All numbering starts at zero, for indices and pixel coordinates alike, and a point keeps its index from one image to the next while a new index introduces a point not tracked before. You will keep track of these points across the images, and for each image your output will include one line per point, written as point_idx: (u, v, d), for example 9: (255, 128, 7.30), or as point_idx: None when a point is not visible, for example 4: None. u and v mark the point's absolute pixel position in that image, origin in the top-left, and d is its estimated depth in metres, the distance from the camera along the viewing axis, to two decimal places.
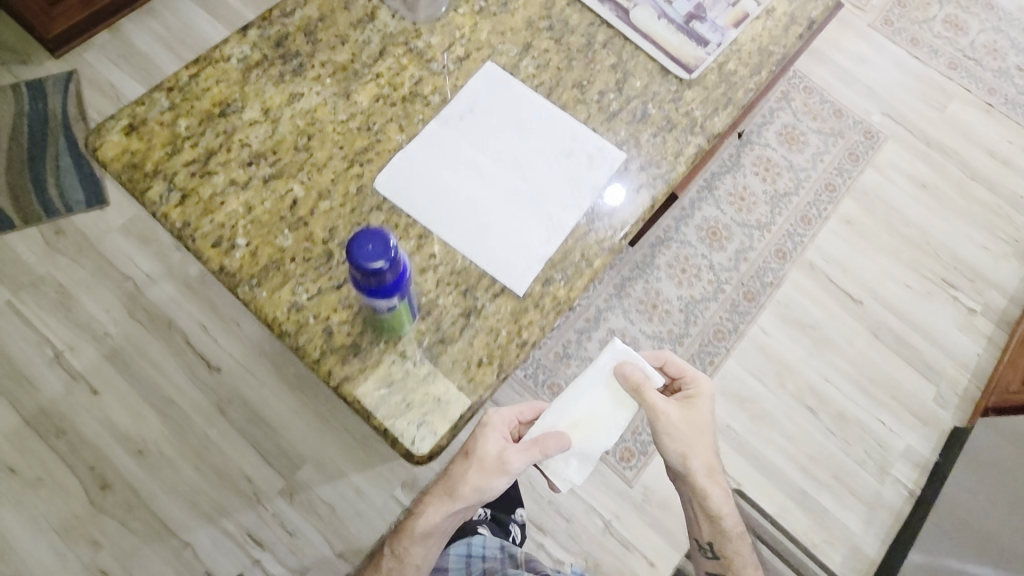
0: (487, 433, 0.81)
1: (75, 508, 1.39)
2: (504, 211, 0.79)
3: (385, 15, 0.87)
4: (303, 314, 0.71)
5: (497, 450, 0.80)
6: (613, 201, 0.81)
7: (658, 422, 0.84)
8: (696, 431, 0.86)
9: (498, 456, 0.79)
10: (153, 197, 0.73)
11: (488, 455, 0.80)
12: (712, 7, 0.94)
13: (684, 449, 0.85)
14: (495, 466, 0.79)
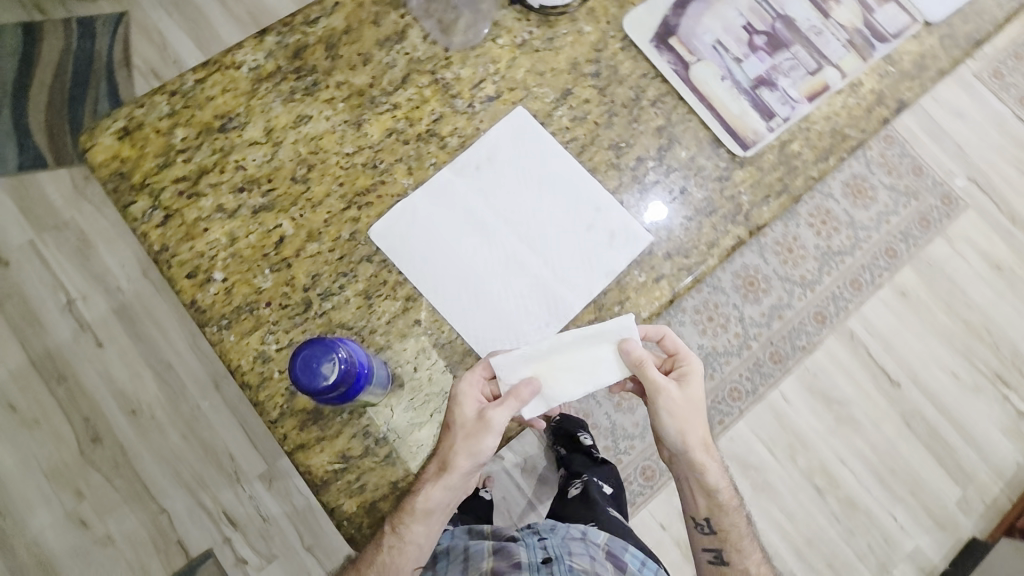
0: (458, 401, 0.65)
1: (65, 455, 1.45)
2: (506, 284, 0.72)
3: (416, 35, 0.78)
4: (269, 367, 0.67)
5: (474, 414, 0.65)
6: (654, 218, 0.76)
7: (656, 400, 0.72)
8: (691, 406, 0.75)
9: (478, 418, 0.65)
10: (137, 213, 0.69)
11: (464, 419, 0.65)
12: (787, 74, 0.82)
13: (682, 424, 0.74)
14: (478, 433, 0.65)
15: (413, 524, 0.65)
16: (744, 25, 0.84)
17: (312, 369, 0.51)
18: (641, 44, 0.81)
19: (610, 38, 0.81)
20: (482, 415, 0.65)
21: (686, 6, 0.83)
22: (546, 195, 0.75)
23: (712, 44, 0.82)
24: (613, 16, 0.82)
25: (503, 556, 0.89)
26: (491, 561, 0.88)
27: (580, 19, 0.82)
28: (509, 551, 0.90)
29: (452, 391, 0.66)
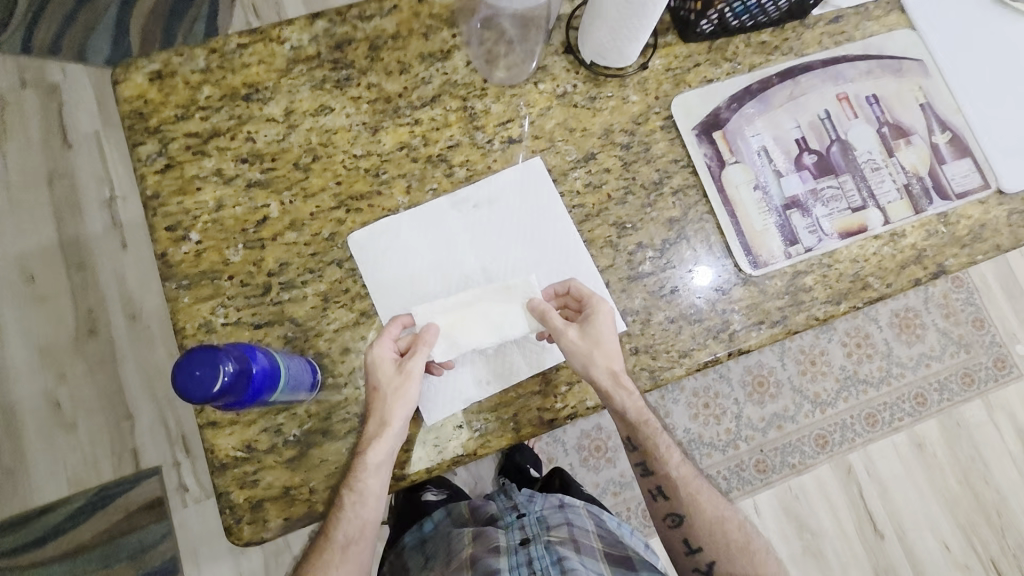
0: (375, 360, 0.65)
1: (62, 337, 1.53)
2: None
3: (460, 58, 0.78)
4: (211, 337, 0.67)
5: (394, 369, 0.65)
6: (701, 280, 0.74)
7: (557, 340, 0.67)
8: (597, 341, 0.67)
9: (398, 372, 0.64)
10: (142, 155, 0.71)
11: (387, 374, 0.65)
12: (826, 202, 0.77)
13: (587, 359, 0.66)
14: (399, 388, 0.64)
15: (368, 477, 0.63)
16: (797, 138, 0.79)
17: (197, 382, 0.48)
18: (683, 129, 0.78)
19: (653, 114, 0.79)
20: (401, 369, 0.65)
21: (742, 103, 0.80)
22: (532, 251, 0.73)
23: (757, 149, 0.78)
24: (664, 92, 0.79)
25: (481, 538, 0.86)
26: (469, 547, 0.85)
27: (629, 86, 0.79)
28: (487, 533, 0.87)
29: (367, 357, 0.66)
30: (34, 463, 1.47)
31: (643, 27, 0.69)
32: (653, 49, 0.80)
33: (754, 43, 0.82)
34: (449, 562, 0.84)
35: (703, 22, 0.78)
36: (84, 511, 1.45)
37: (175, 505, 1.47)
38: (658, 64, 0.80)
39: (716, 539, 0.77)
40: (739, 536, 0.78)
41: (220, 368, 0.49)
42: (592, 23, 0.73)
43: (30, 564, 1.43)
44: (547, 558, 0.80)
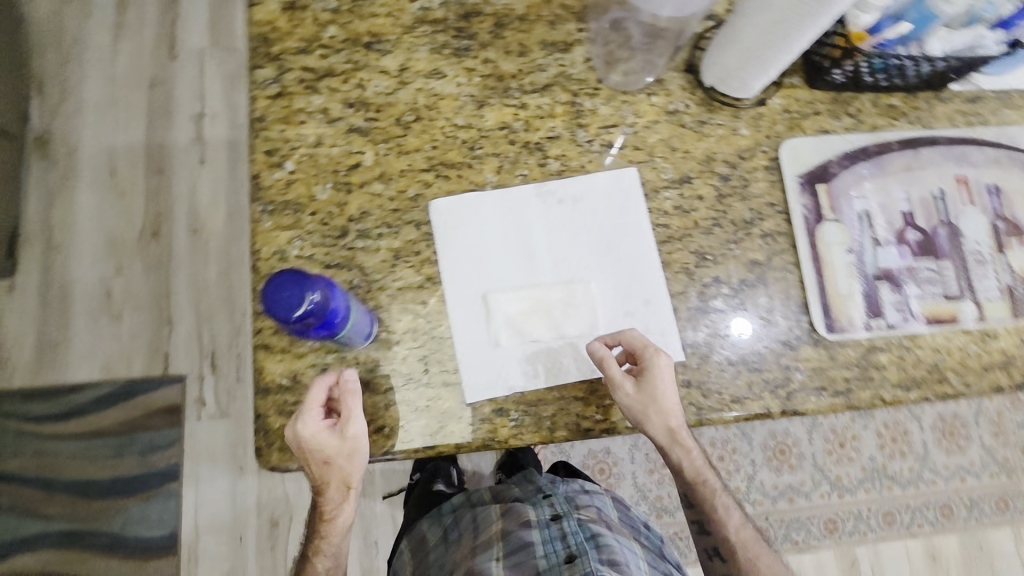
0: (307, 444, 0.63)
1: (128, 233, 1.60)
2: (517, 318, 0.69)
3: (580, 54, 0.77)
4: (281, 266, 0.69)
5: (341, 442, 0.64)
6: (739, 331, 0.71)
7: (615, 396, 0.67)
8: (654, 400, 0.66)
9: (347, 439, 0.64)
10: (258, 78, 0.73)
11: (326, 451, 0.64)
12: (920, 283, 0.73)
13: (639, 416, 0.66)
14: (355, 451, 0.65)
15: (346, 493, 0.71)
16: (904, 211, 0.75)
17: (284, 301, 0.53)
18: (787, 174, 0.75)
19: (759, 152, 0.76)
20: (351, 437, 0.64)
21: (855, 162, 0.76)
22: (606, 259, 0.72)
23: (860, 212, 0.75)
24: (776, 133, 0.77)
25: (510, 513, 0.88)
26: (500, 521, 0.87)
27: (742, 119, 0.77)
28: (515, 508, 0.88)
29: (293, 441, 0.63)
30: (75, 343, 1.54)
31: (780, 59, 0.67)
32: (775, 87, 0.77)
33: (881, 105, 0.79)
34: (479, 540, 0.86)
35: (835, 71, 0.75)
36: (108, 399, 1.51)
37: (190, 417, 1.51)
38: (777, 104, 0.78)
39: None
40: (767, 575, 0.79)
41: (305, 295, 0.54)
42: (721, 48, 0.70)
43: (48, 434, 1.49)
44: (581, 532, 0.80)
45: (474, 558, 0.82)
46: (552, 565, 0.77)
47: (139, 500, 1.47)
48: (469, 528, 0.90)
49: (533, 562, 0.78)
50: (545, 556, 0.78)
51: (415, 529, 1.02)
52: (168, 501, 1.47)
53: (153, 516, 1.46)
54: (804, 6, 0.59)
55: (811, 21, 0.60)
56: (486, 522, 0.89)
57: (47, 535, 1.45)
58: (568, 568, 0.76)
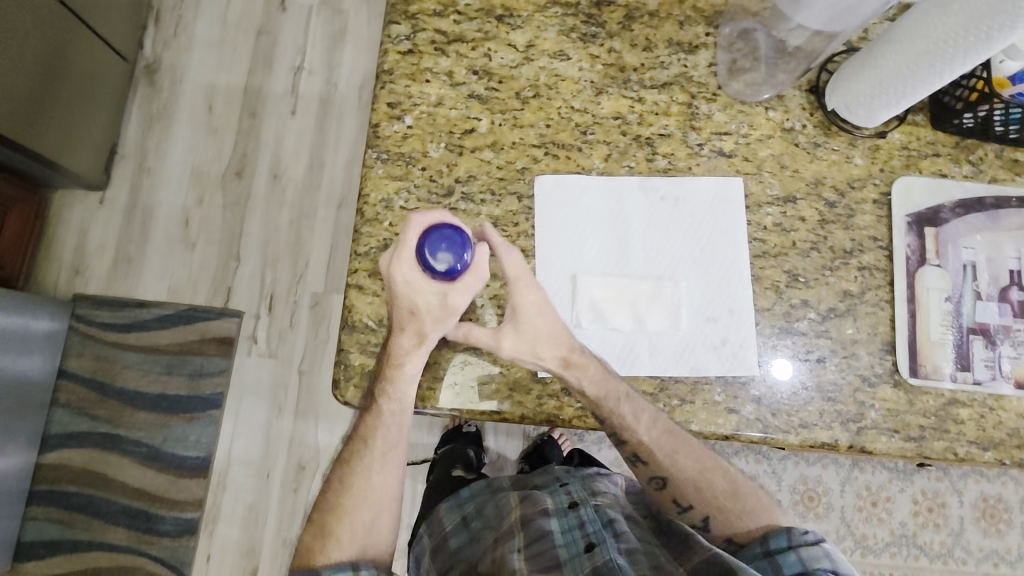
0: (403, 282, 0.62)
1: (215, 167, 1.68)
2: (602, 304, 0.70)
3: (704, 58, 0.77)
4: (386, 214, 0.71)
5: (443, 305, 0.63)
6: (779, 372, 0.69)
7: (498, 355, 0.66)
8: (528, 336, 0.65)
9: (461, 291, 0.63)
10: (393, 33, 0.76)
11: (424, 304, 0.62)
12: (1016, 344, 0.71)
13: (528, 361, 0.66)
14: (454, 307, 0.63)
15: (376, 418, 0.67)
16: (1012, 270, 0.73)
17: (436, 249, 0.60)
18: (896, 211, 0.74)
19: (870, 184, 0.75)
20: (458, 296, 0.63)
21: (969, 211, 0.74)
22: (699, 263, 0.72)
23: (965, 263, 0.73)
24: (890, 168, 0.76)
25: (530, 503, 0.84)
26: (519, 509, 0.83)
27: (857, 148, 0.76)
28: (534, 496, 0.85)
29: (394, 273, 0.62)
30: (149, 261, 1.62)
31: (916, 94, 0.66)
32: (898, 122, 0.76)
33: (1005, 158, 0.77)
34: (500, 528, 0.82)
35: (965, 115, 0.73)
36: (169, 319, 1.58)
37: (241, 350, 1.58)
38: (896, 139, 0.76)
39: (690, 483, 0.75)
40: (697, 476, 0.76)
41: (455, 252, 0.60)
42: (857, 72, 0.69)
43: (110, 342, 1.57)
44: (598, 520, 0.79)
45: (497, 548, 0.77)
46: (574, 555, 0.75)
47: (182, 419, 1.53)
48: (493, 516, 0.86)
49: (554, 551, 0.75)
50: (565, 544, 0.76)
51: (433, 515, 0.97)
52: (207, 425, 1.53)
53: (191, 436, 1.52)
54: (961, 40, 0.58)
55: (962, 57, 0.59)
56: (507, 512, 0.84)
57: (93, 435, 1.52)
58: (588, 558, 0.74)
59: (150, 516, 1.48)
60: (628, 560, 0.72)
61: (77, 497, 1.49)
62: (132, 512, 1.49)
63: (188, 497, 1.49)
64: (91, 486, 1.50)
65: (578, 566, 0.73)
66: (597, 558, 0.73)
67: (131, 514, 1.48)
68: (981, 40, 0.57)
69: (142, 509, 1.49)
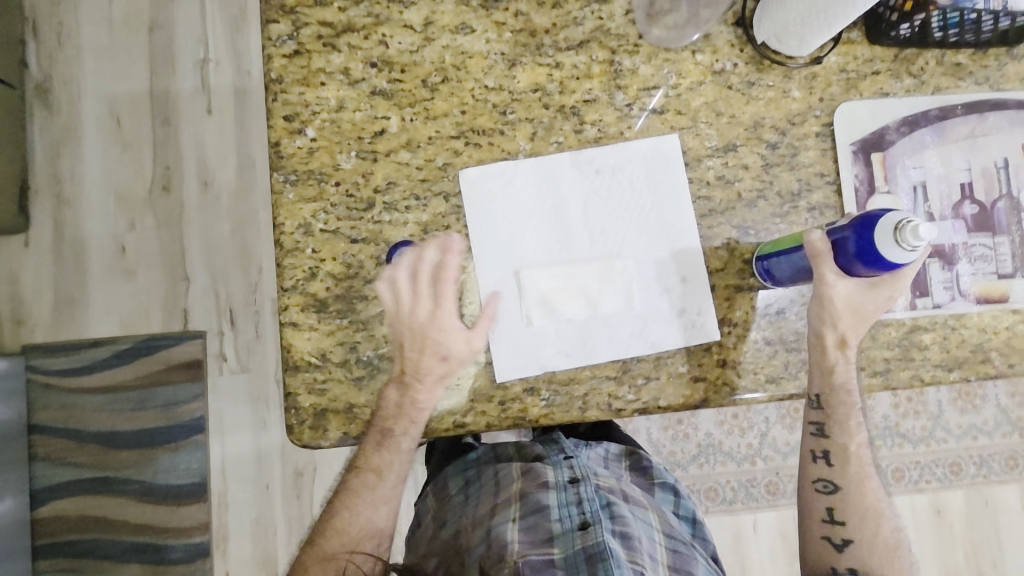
0: (437, 328, 0.65)
1: (138, 187, 1.56)
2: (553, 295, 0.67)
3: (619, 6, 0.71)
4: (306, 240, 0.66)
5: (454, 343, 0.65)
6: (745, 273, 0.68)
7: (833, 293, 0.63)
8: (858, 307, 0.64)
9: (465, 349, 0.65)
10: (273, 34, 0.67)
11: (449, 349, 0.65)
12: (973, 260, 0.70)
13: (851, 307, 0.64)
14: (443, 365, 0.64)
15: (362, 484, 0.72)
16: (963, 183, 0.71)
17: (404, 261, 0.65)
18: (840, 141, 0.70)
19: (811, 117, 0.71)
20: (453, 353, 0.65)
21: (916, 128, 0.71)
22: (646, 234, 0.68)
23: (914, 184, 0.70)
24: (830, 96, 0.71)
25: (530, 475, 0.83)
26: (519, 481, 0.83)
27: (794, 80, 0.71)
28: (536, 469, 0.84)
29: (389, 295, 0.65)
30: (93, 297, 1.54)
31: (844, 18, 0.60)
32: (833, 43, 0.71)
33: (947, 63, 0.72)
34: (498, 495, 0.82)
35: (902, 26, 0.69)
36: (129, 353, 1.52)
37: (212, 370, 1.53)
38: (833, 62, 0.71)
39: (866, 515, 0.73)
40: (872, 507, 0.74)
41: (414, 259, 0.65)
42: (779, 4, 0.64)
43: (74, 387, 1.51)
44: (597, 499, 0.78)
45: (493, 517, 0.78)
46: (567, 530, 0.75)
47: (168, 449, 1.51)
48: (490, 483, 0.85)
49: (548, 525, 0.76)
50: (560, 519, 0.76)
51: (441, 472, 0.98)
52: (195, 451, 1.51)
53: (181, 464, 1.51)
54: None
55: None
56: (507, 482, 0.83)
57: (80, 480, 1.50)
58: (580, 535, 0.74)
59: (159, 548, 1.49)
60: (621, 544, 0.73)
61: (81, 543, 1.48)
62: (140, 547, 1.49)
63: (193, 523, 1.50)
64: (90, 531, 1.49)
65: (570, 543, 0.74)
66: (589, 538, 0.72)
67: (140, 549, 1.49)
68: None
69: (148, 542, 1.49)
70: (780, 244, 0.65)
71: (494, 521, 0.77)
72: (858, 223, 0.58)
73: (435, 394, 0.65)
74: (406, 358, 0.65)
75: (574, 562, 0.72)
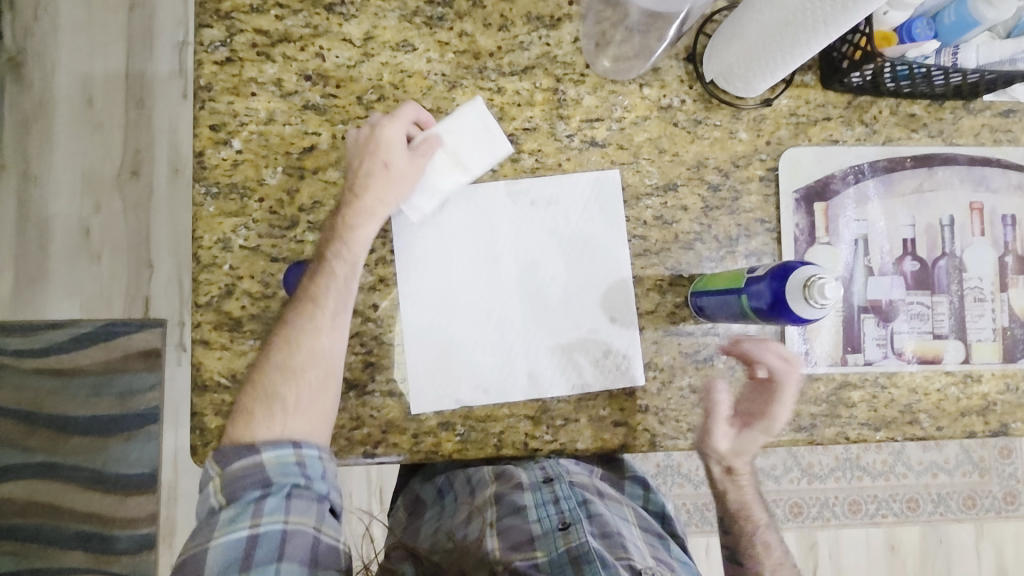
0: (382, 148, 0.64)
1: (105, 168, 1.49)
2: (474, 328, 0.65)
3: (569, 32, 0.69)
4: (224, 257, 0.64)
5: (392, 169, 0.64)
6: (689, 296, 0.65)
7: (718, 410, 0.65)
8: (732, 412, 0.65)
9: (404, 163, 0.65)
10: (205, 39, 0.65)
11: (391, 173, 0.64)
12: (910, 317, 0.69)
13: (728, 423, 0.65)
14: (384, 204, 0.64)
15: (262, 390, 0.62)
16: (906, 239, 0.69)
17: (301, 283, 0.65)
18: (783, 188, 0.69)
19: (756, 160, 0.69)
20: (394, 161, 0.64)
21: (861, 178, 0.69)
22: (576, 271, 0.67)
23: (855, 236, 0.69)
24: (778, 139, 0.69)
25: (502, 478, 0.73)
26: (492, 485, 0.72)
27: (742, 121, 0.69)
28: (508, 469, 0.74)
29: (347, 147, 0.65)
30: (54, 279, 1.48)
31: (789, 64, 0.58)
32: (784, 86, 0.69)
33: (902, 114, 0.71)
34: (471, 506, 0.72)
35: (853, 74, 0.66)
36: (87, 338, 1.47)
37: (170, 361, 1.49)
38: (784, 105, 0.69)
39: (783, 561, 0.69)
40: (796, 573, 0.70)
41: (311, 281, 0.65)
42: (726, 41, 0.61)
43: (31, 369, 1.47)
44: (574, 496, 0.69)
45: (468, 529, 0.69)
46: (547, 532, 0.66)
47: (121, 438, 1.47)
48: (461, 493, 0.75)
49: (526, 527, 0.67)
50: (540, 520, 0.68)
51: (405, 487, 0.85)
52: (148, 442, 1.48)
53: (132, 454, 1.47)
54: (823, 7, 0.50)
55: (823, 28, 0.52)
56: (479, 488, 0.73)
57: (30, 465, 1.46)
58: (562, 536, 0.65)
59: (105, 537, 1.46)
60: (604, 543, 0.65)
61: (25, 529, 1.45)
62: (86, 535, 1.46)
63: (140, 514, 1.47)
64: (37, 515, 1.46)
65: (550, 544, 0.65)
66: (571, 539, 0.64)
67: (85, 537, 1.45)
68: (839, 11, 0.50)
69: (96, 530, 1.46)
70: (715, 283, 0.62)
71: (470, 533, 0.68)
72: (776, 270, 0.54)
73: (370, 224, 0.63)
74: (348, 179, 0.64)
75: (559, 565, 0.63)
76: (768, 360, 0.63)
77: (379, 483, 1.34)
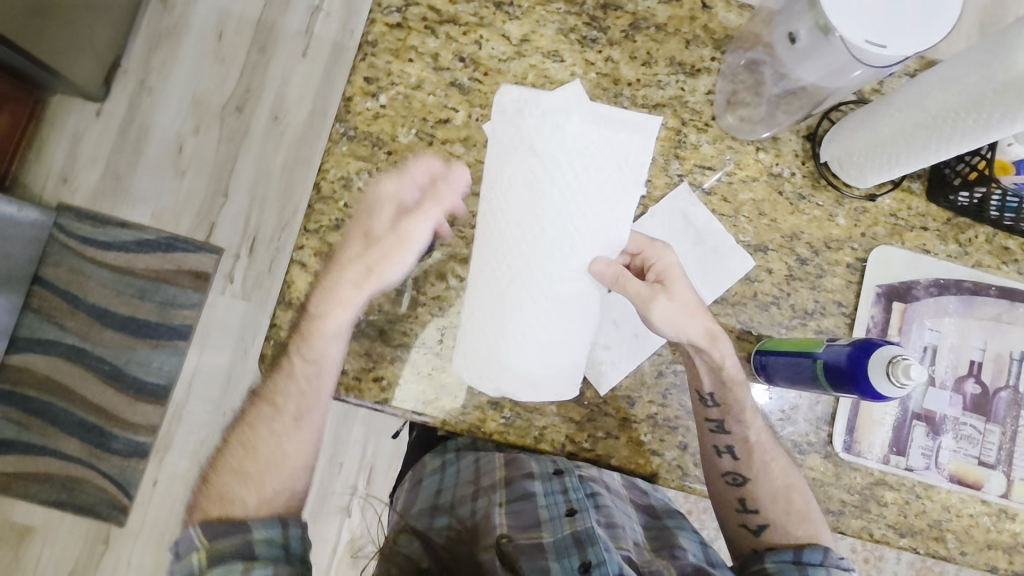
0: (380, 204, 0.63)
1: (215, 96, 1.45)
2: (560, 143, 0.55)
3: (704, 84, 0.73)
4: (343, 194, 0.69)
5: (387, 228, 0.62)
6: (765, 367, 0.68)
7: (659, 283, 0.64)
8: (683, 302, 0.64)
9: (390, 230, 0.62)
10: (382, 3, 0.71)
11: (378, 228, 0.62)
12: (958, 437, 0.70)
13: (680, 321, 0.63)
14: (444, 178, 0.62)
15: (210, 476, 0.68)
16: (974, 360, 0.71)
17: None
18: (867, 280, 0.71)
19: (848, 247, 0.72)
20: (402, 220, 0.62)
21: (944, 293, 0.71)
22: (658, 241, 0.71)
23: (925, 345, 0.71)
24: (873, 234, 0.72)
25: (513, 464, 0.74)
26: (502, 470, 0.74)
27: (842, 208, 0.72)
28: (520, 459, 0.74)
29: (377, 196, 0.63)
30: (138, 184, 1.42)
31: (910, 165, 0.61)
32: (892, 186, 0.72)
33: (996, 244, 0.73)
34: (479, 481, 0.74)
35: (961, 193, 0.69)
36: (150, 244, 1.40)
37: (215, 288, 1.39)
38: (886, 204, 0.72)
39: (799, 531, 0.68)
40: (793, 496, 0.68)
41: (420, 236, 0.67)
42: (853, 129, 0.65)
43: None
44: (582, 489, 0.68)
45: (479, 501, 0.71)
46: (553, 517, 0.67)
47: None
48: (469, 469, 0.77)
49: (534, 512, 0.68)
50: (547, 507, 0.68)
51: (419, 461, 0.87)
52: None
53: None
54: (965, 118, 0.53)
55: (957, 138, 0.55)
56: (490, 471, 0.75)
57: None
58: (568, 523, 0.65)
59: (104, 433, 1.34)
60: (608, 533, 0.65)
61: None
62: (88, 426, 1.34)
63: None
64: None
65: (557, 529, 0.66)
66: (577, 525, 0.64)
67: None
68: (981, 127, 0.53)
69: None
70: (778, 347, 0.66)
71: (479, 508, 0.70)
72: (858, 343, 0.58)
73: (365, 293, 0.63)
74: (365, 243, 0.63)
75: (564, 548, 0.64)
76: (660, 261, 0.64)
77: (370, 458, 1.35)
